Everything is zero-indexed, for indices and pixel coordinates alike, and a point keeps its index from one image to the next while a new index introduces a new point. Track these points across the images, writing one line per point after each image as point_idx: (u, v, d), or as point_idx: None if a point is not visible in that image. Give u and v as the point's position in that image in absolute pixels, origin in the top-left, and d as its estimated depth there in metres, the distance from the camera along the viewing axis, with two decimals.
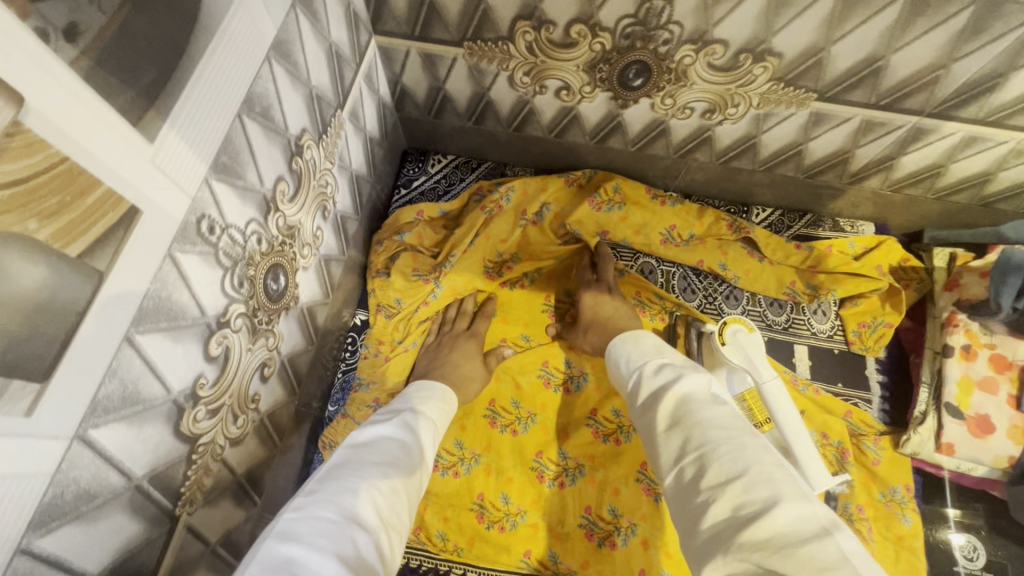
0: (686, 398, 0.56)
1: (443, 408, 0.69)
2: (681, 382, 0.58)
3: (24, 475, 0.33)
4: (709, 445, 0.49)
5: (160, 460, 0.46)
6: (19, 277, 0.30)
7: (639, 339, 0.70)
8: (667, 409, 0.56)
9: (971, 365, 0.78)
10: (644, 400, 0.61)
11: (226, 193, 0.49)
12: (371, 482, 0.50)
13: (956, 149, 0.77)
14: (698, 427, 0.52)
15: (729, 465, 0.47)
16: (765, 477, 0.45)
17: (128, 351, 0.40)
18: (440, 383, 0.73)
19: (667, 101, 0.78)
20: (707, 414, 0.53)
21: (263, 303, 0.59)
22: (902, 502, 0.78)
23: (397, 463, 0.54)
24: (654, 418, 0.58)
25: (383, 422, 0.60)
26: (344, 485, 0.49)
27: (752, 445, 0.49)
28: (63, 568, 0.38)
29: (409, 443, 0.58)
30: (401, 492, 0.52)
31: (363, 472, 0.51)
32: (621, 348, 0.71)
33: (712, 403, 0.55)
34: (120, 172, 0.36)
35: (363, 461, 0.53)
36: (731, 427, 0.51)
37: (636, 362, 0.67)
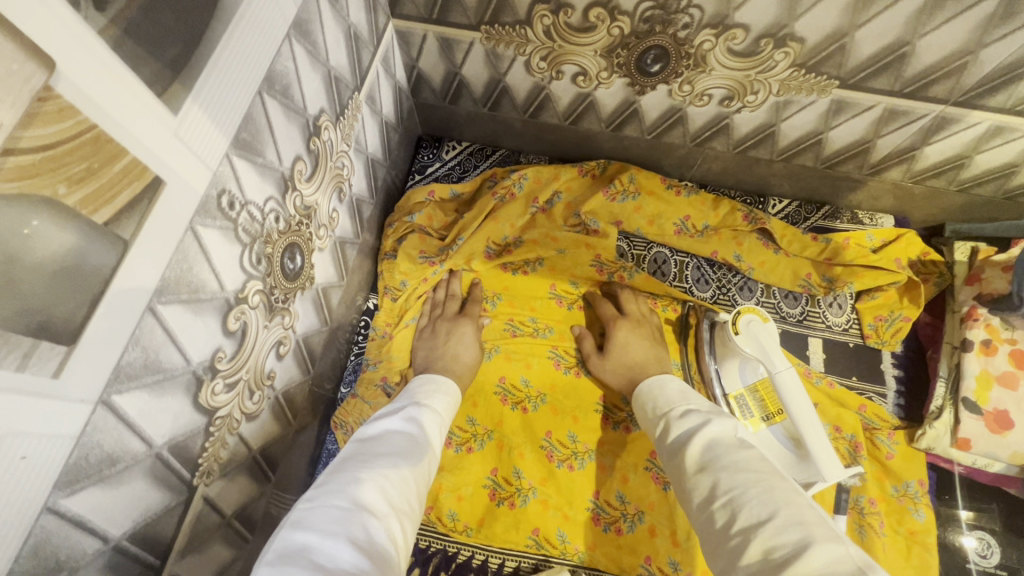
0: (711, 442, 0.55)
1: (450, 401, 0.68)
2: (706, 426, 0.58)
3: (51, 434, 0.34)
4: (737, 489, 0.48)
5: (179, 430, 0.47)
6: (48, 239, 0.31)
7: (664, 383, 0.70)
8: (692, 453, 0.56)
9: (991, 360, 0.77)
10: (671, 449, 0.61)
11: (246, 169, 0.49)
12: (381, 473, 0.50)
13: (981, 139, 0.75)
14: (725, 470, 0.51)
15: (758, 508, 0.46)
16: (795, 518, 0.44)
17: (150, 320, 0.41)
18: (441, 374, 0.73)
19: (685, 88, 0.77)
20: (734, 457, 0.52)
21: (279, 281, 0.60)
22: (915, 497, 0.77)
23: (406, 454, 0.55)
24: (682, 460, 0.56)
25: (387, 418, 0.60)
26: (354, 476, 0.49)
27: (782, 486, 0.47)
28: (87, 529, 0.40)
29: (417, 435, 0.58)
30: (410, 481, 0.52)
31: (373, 464, 0.51)
32: (648, 395, 0.70)
33: (738, 447, 0.54)
34: (145, 144, 0.36)
35: (371, 453, 0.53)
36: (759, 470, 0.50)
37: (662, 409, 0.66)
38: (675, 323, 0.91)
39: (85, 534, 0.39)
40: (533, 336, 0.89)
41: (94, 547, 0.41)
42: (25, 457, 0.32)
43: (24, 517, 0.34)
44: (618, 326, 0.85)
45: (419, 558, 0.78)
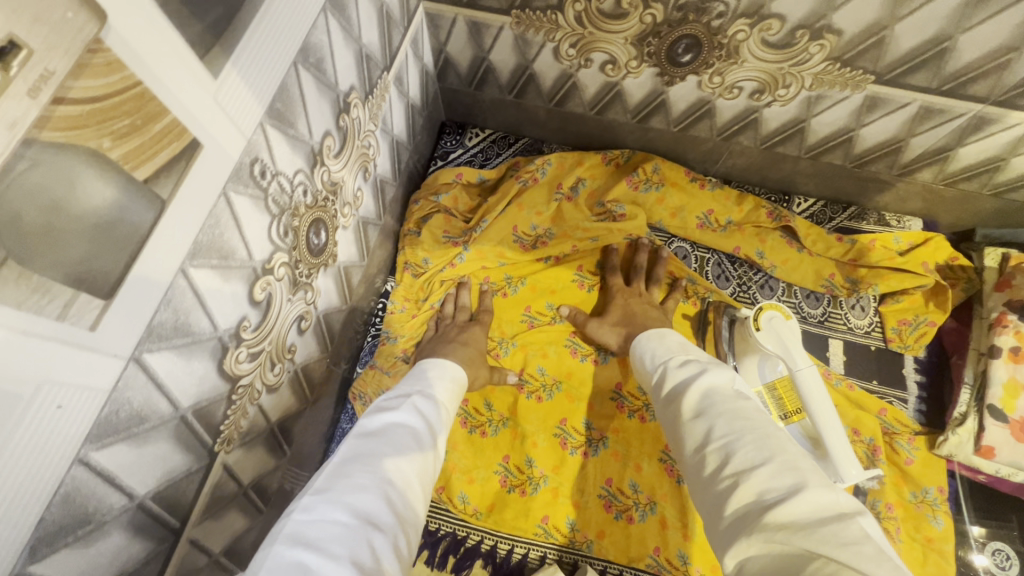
0: (708, 392, 0.54)
1: (451, 391, 0.66)
2: (706, 372, 0.57)
3: (86, 386, 0.35)
4: (732, 436, 0.48)
5: (204, 395, 0.48)
6: (91, 194, 0.31)
7: (664, 337, 0.69)
8: (690, 400, 0.55)
9: (1020, 368, 0.74)
10: (666, 395, 0.60)
11: (278, 139, 0.50)
12: (384, 479, 0.48)
13: (1019, 141, 0.73)
14: (720, 416, 0.50)
15: (754, 453, 0.45)
16: (789, 465, 0.43)
17: (182, 283, 0.41)
18: (444, 360, 0.71)
19: (715, 79, 0.76)
20: (731, 404, 0.51)
21: (304, 256, 0.60)
22: (933, 504, 0.76)
23: (411, 452, 0.52)
24: (678, 410, 0.56)
25: (392, 408, 0.57)
26: (356, 481, 0.46)
27: (776, 435, 0.47)
28: (115, 484, 0.40)
29: (423, 429, 0.56)
30: (415, 483, 0.50)
31: (375, 466, 0.48)
32: (646, 345, 0.70)
33: (735, 398, 0.53)
34: (186, 105, 0.37)
35: (372, 451, 0.50)
36: (753, 418, 0.49)
37: (661, 359, 0.66)
38: (694, 318, 0.90)
39: (112, 489, 0.40)
40: (550, 323, 0.90)
41: (120, 503, 0.41)
42: (63, 406, 0.33)
43: (57, 467, 0.34)
44: (619, 292, 0.88)
45: (428, 539, 0.79)
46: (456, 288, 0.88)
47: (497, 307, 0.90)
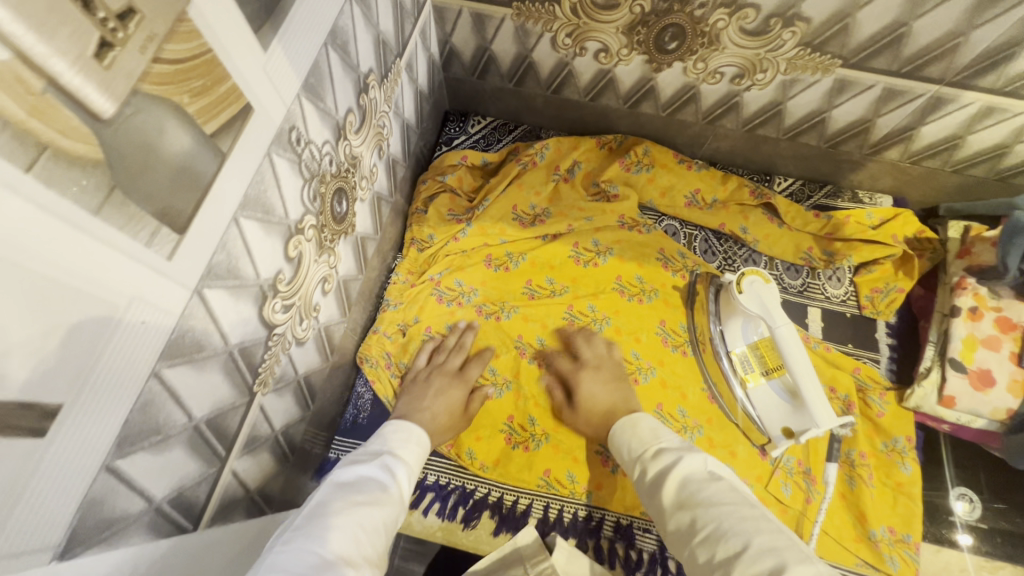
0: (686, 480, 0.59)
1: (421, 450, 0.71)
2: (680, 460, 0.61)
3: (164, 307, 0.41)
4: (715, 523, 0.52)
5: (248, 335, 0.54)
6: (174, 140, 0.38)
7: (636, 422, 0.72)
8: (670, 493, 0.59)
9: (977, 325, 0.81)
10: (649, 483, 0.64)
11: (311, 111, 0.56)
12: (357, 523, 0.53)
13: (973, 120, 0.81)
14: (702, 505, 0.55)
15: (734, 538, 0.50)
16: (767, 545, 0.48)
17: (235, 230, 0.48)
18: (411, 422, 0.75)
19: (699, 65, 0.83)
20: (708, 492, 0.56)
21: (329, 222, 0.67)
22: (903, 452, 0.83)
23: (379, 502, 0.58)
24: (662, 502, 0.60)
25: (364, 464, 0.63)
26: (331, 523, 0.52)
27: (753, 516, 0.52)
28: (179, 402, 0.46)
29: (391, 482, 0.63)
30: (381, 530, 0.56)
31: (348, 513, 0.54)
32: (621, 435, 0.72)
33: (710, 480, 0.58)
34: (243, 73, 0.43)
35: (347, 501, 0.56)
36: (732, 502, 0.54)
37: (635, 448, 0.69)
38: (684, 290, 0.97)
39: (176, 407, 0.46)
40: (549, 296, 0.96)
41: (182, 421, 0.47)
42: (146, 322, 0.39)
43: (137, 380, 0.40)
44: (583, 376, 0.84)
45: (439, 492, 0.86)
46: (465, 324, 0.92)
47: (501, 280, 0.96)
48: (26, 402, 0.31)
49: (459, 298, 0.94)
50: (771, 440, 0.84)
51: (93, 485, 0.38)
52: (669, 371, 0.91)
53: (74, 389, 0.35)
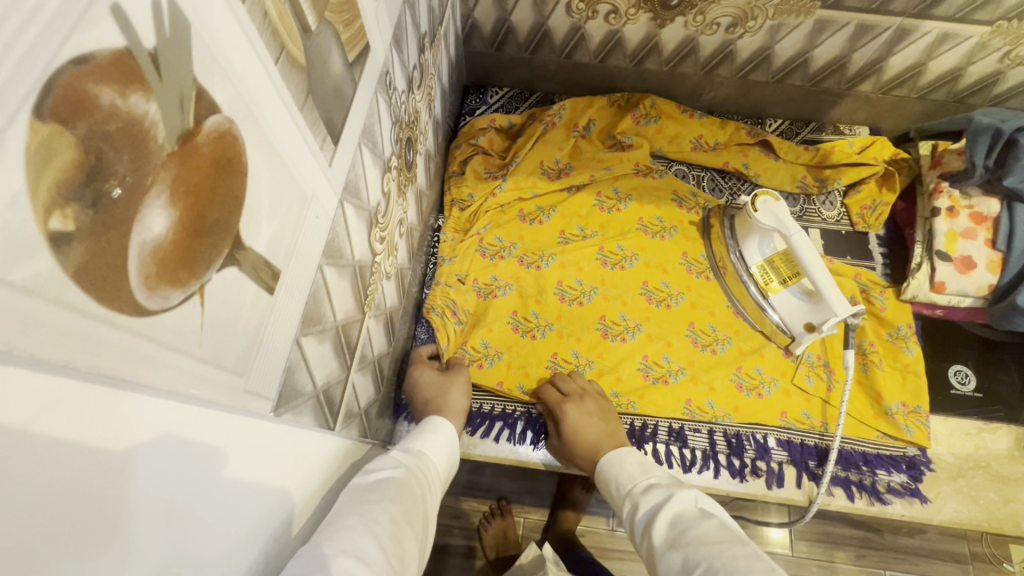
0: (675, 518, 0.59)
1: (435, 438, 0.74)
2: (669, 500, 0.62)
3: (325, 208, 0.49)
4: (705, 563, 0.51)
5: (363, 255, 0.62)
6: (335, 63, 0.46)
7: (624, 458, 0.74)
8: (660, 530, 0.59)
9: (955, 221, 0.94)
10: (638, 528, 0.63)
11: (396, 60, 0.65)
12: (368, 520, 0.52)
13: (932, 47, 0.94)
14: (692, 544, 0.55)
15: None
16: None
17: (360, 155, 0.56)
18: (437, 417, 0.79)
19: (698, 18, 0.95)
20: (699, 530, 0.56)
21: (404, 168, 0.75)
22: (905, 337, 0.96)
23: (396, 497, 0.58)
24: (651, 542, 0.59)
25: (376, 467, 0.63)
26: (343, 524, 0.50)
27: (741, 553, 0.51)
28: (329, 299, 0.53)
29: (407, 476, 0.63)
30: (400, 524, 0.54)
31: (360, 511, 0.53)
32: (609, 469, 0.74)
33: (701, 517, 0.58)
34: (367, 14, 0.52)
35: (356, 501, 0.55)
36: (723, 540, 0.54)
37: (624, 485, 0.70)
38: (699, 223, 1.08)
39: (328, 304, 0.53)
40: (583, 241, 1.05)
41: (331, 318, 0.54)
42: (319, 220, 0.48)
43: (310, 271, 0.48)
44: (563, 409, 0.84)
45: (508, 421, 0.93)
46: (453, 304, 0.98)
47: (535, 231, 1.05)
48: (267, 258, 0.39)
49: (500, 252, 1.03)
50: (795, 338, 0.95)
51: (291, 352, 0.46)
52: (697, 295, 1.02)
53: (286, 261, 0.42)
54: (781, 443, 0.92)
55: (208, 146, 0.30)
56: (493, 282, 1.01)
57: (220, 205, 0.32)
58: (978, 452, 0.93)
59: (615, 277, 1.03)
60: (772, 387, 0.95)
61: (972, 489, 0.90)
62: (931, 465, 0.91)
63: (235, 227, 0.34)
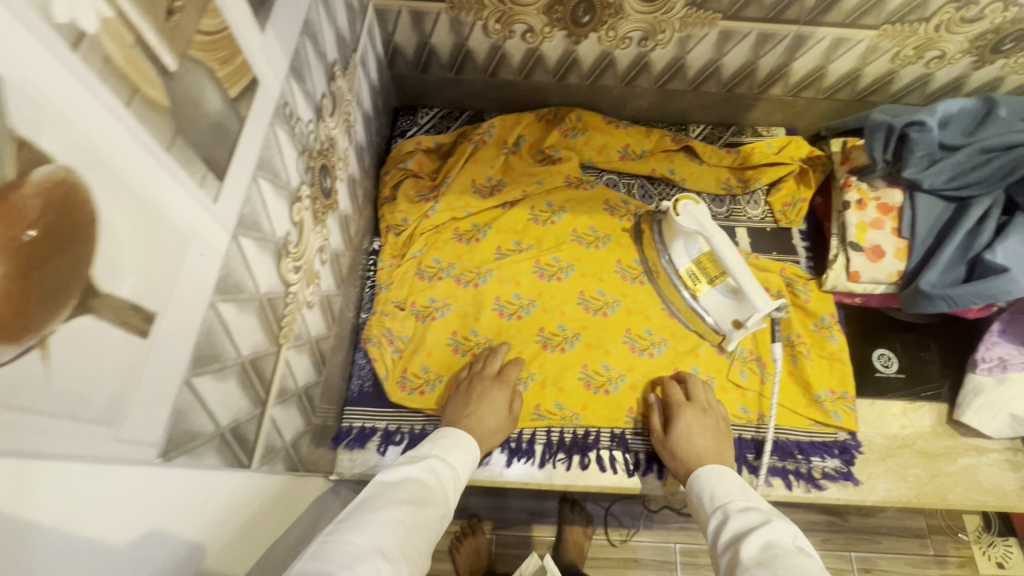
0: (768, 542, 0.59)
1: (465, 455, 0.76)
2: (764, 524, 0.62)
3: (212, 244, 0.48)
4: None
5: (272, 288, 0.61)
6: (211, 99, 0.46)
7: (724, 476, 0.76)
8: (750, 548, 0.59)
9: (864, 213, 0.99)
10: (725, 545, 0.64)
11: (297, 92, 0.65)
12: (399, 521, 0.60)
13: (830, 51, 1.00)
14: (785, 568, 0.53)
15: None
16: None
17: (255, 189, 0.56)
18: (459, 430, 0.81)
19: (611, 34, 0.98)
20: (793, 560, 0.55)
21: (320, 197, 0.75)
22: (829, 326, 1.00)
23: (418, 501, 0.64)
24: (739, 555, 0.59)
25: (409, 465, 0.69)
26: (375, 518, 0.59)
27: None
28: (230, 335, 0.53)
29: (433, 483, 0.68)
30: (421, 529, 0.61)
31: (392, 511, 0.60)
32: (705, 480, 0.77)
33: (796, 552, 0.57)
34: (248, 49, 0.52)
35: (390, 499, 0.62)
36: None
37: (720, 500, 0.72)
38: (632, 229, 1.11)
39: (229, 340, 0.52)
40: (519, 255, 1.06)
41: (234, 355, 0.54)
42: (203, 256, 0.47)
43: (198, 311, 0.47)
44: (681, 416, 0.88)
45: None
46: (391, 335, 0.97)
47: (472, 249, 1.06)
48: (134, 302, 0.38)
49: (439, 274, 1.03)
50: (725, 336, 0.98)
51: (179, 395, 0.45)
52: (632, 301, 1.04)
53: (162, 302, 0.42)
54: None
55: (38, 198, 0.30)
56: (432, 304, 1.00)
57: (60, 257, 0.32)
58: (904, 431, 0.97)
59: (553, 290, 1.05)
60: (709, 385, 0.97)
61: (901, 467, 0.94)
62: (860, 447, 0.94)
63: (84, 275, 0.34)
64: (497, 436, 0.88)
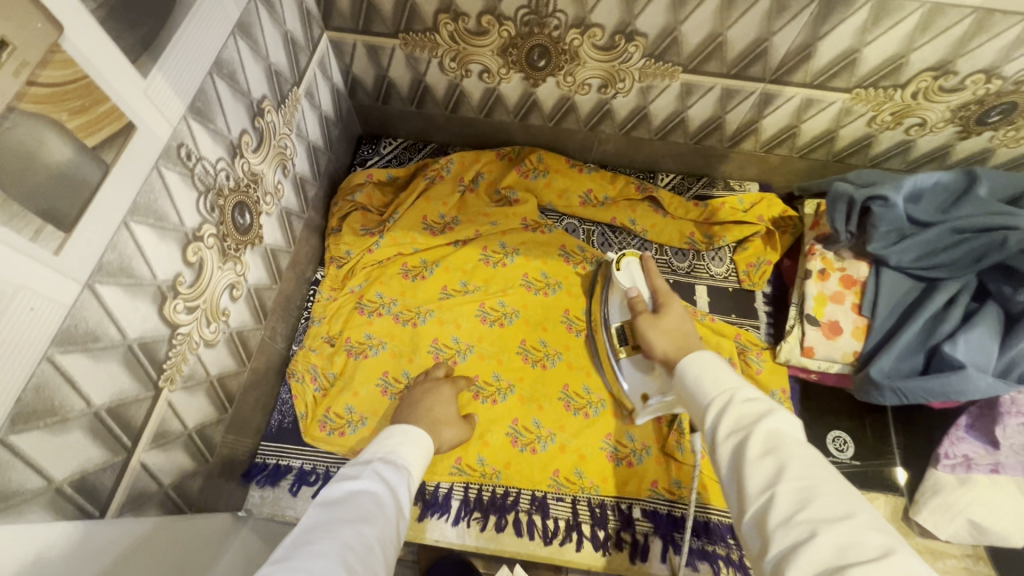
0: (778, 429, 0.51)
1: (415, 456, 0.69)
2: (768, 412, 0.53)
3: (52, 298, 0.47)
4: (812, 480, 0.46)
5: (147, 332, 0.60)
6: (55, 150, 0.45)
7: (712, 362, 0.64)
8: (755, 438, 0.51)
9: (825, 284, 0.92)
10: (727, 432, 0.54)
11: (200, 131, 0.63)
12: (344, 545, 0.50)
13: (800, 110, 0.95)
14: (794, 457, 0.48)
15: (834, 504, 0.44)
16: (876, 524, 0.42)
17: (125, 234, 0.54)
18: (409, 425, 0.75)
19: (569, 79, 0.95)
20: (804, 453, 0.49)
21: (232, 232, 0.73)
22: (779, 402, 0.94)
23: (370, 518, 0.55)
24: (741, 445, 0.52)
25: (353, 479, 0.60)
26: (316, 549, 0.49)
27: (849, 489, 0.46)
28: (75, 387, 0.51)
29: (386, 495, 0.60)
30: (376, 548, 0.53)
31: (335, 534, 0.51)
32: (700, 365, 0.64)
33: (802, 442, 0.51)
34: (122, 95, 0.50)
35: (333, 522, 0.53)
36: (827, 466, 0.48)
37: (718, 389, 0.60)
38: (584, 279, 1.06)
39: (73, 392, 0.51)
40: (464, 297, 1.03)
41: (81, 407, 0.52)
42: (36, 310, 0.45)
43: (25, 367, 0.45)
44: (673, 302, 0.83)
45: None
46: (317, 371, 0.95)
47: (415, 286, 1.03)
48: None
49: (379, 309, 1.00)
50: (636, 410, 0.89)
51: None
52: (574, 354, 1.00)
53: None
54: (646, 514, 0.88)
55: None
56: (366, 341, 0.98)
57: None
58: None
59: (495, 337, 1.01)
60: (643, 455, 0.92)
61: None
62: None
63: None
64: (451, 429, 0.86)
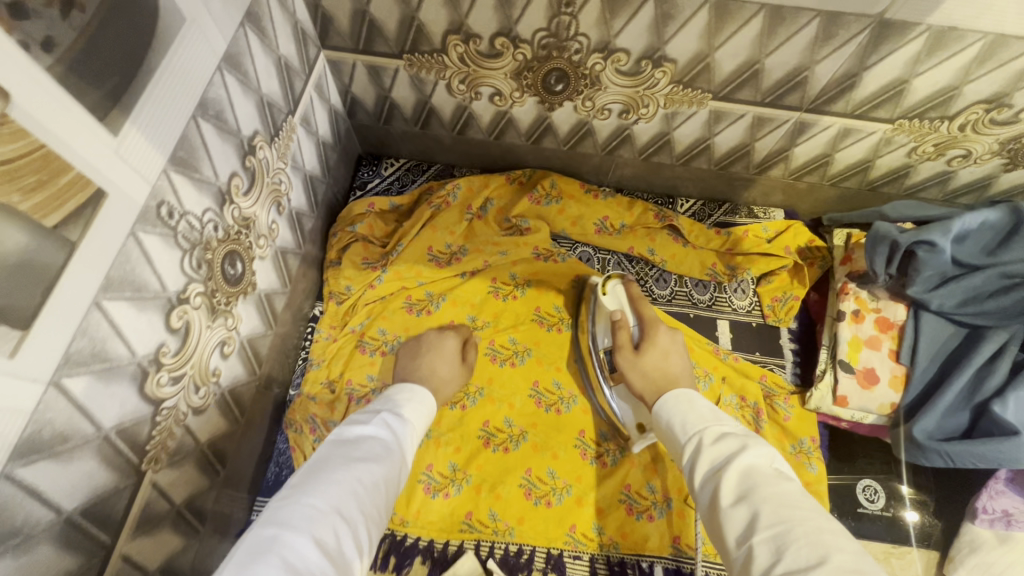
0: (749, 471, 0.51)
1: (423, 412, 0.68)
2: (739, 449, 0.53)
3: (8, 407, 0.40)
4: (783, 525, 0.44)
5: (127, 416, 0.53)
6: (4, 238, 0.37)
7: (693, 400, 0.64)
8: (729, 484, 0.51)
9: (859, 327, 0.87)
10: (703, 480, 0.54)
11: (183, 182, 0.56)
12: (356, 479, 0.52)
13: (836, 140, 0.88)
14: (766, 500, 0.47)
15: (807, 551, 0.42)
16: (850, 567, 0.40)
17: (97, 314, 0.47)
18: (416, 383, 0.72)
19: (587, 104, 0.88)
20: (776, 490, 0.48)
21: (221, 286, 0.66)
22: (809, 452, 0.88)
23: (379, 459, 0.56)
24: (715, 489, 0.52)
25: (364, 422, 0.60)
26: (330, 479, 0.51)
27: (829, 529, 0.44)
28: (41, 498, 0.45)
29: (392, 439, 0.60)
30: (380, 487, 0.54)
31: (346, 470, 0.52)
32: (673, 408, 0.65)
33: (778, 478, 0.50)
34: (87, 159, 0.43)
35: (343, 458, 0.54)
36: (800, 505, 0.46)
37: (694, 427, 0.60)
38: None
39: (37, 504, 0.45)
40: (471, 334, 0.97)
41: (48, 518, 0.46)
42: None
43: None
44: (659, 330, 0.80)
45: None
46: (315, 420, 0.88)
47: (421, 322, 0.96)
48: None
49: (382, 347, 0.93)
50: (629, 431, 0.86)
51: None
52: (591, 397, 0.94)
53: None
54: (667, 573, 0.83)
55: None
56: (369, 383, 0.91)
57: None
58: None
59: (506, 377, 0.95)
60: (665, 508, 0.86)
61: None
62: None
63: None
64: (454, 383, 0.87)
